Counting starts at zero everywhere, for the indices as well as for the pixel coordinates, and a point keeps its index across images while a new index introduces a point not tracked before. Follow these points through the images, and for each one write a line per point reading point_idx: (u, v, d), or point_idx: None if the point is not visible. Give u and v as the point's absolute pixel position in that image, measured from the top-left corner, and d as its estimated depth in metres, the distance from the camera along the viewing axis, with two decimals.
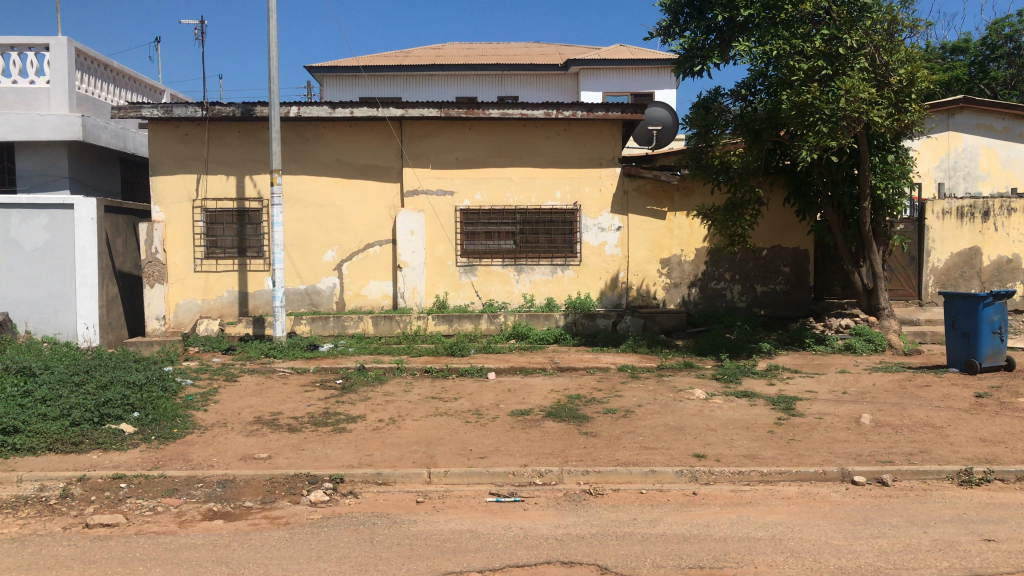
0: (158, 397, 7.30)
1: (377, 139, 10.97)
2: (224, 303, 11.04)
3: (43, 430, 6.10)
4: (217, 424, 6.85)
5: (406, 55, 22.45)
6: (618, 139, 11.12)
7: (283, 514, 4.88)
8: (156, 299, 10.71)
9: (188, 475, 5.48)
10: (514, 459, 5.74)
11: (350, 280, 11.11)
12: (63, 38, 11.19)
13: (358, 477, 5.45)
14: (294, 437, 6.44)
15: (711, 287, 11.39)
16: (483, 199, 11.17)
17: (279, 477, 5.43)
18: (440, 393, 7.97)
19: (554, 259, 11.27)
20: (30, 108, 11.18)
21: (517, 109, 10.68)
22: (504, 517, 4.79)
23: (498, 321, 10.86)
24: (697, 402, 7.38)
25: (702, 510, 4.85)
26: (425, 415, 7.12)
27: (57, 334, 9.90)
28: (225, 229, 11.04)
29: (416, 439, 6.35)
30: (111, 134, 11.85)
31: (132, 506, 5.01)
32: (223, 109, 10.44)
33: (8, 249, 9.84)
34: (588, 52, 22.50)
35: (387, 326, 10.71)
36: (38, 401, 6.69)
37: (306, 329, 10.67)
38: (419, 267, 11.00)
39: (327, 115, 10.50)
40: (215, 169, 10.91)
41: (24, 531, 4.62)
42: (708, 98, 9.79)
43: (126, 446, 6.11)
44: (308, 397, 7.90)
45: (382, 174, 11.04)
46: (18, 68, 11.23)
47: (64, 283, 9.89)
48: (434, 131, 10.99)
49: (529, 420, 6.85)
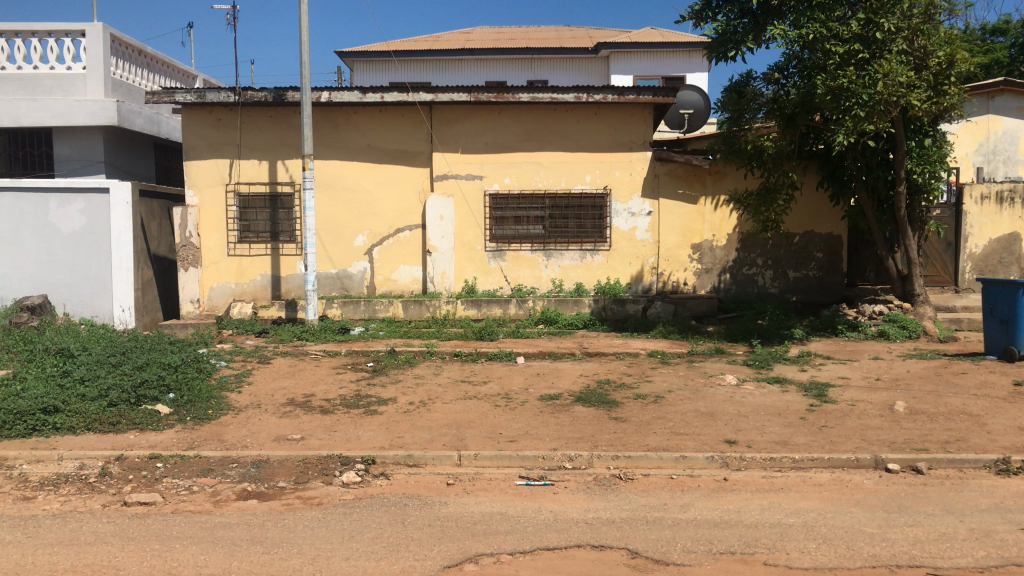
0: (193, 377, 7.42)
1: (407, 124, 10.98)
2: (258, 287, 11.14)
3: (83, 410, 6.25)
4: (251, 406, 6.94)
5: (436, 39, 22.43)
6: (650, 123, 11.05)
7: (316, 494, 4.95)
8: (190, 282, 10.92)
9: (223, 455, 5.57)
10: (544, 443, 5.74)
11: (380, 264, 11.16)
12: (99, 23, 11.29)
13: (389, 458, 5.51)
14: (326, 419, 6.52)
15: (743, 272, 11.27)
16: (512, 183, 11.16)
17: (312, 458, 5.50)
18: (469, 376, 8.02)
19: (584, 244, 11.23)
20: (67, 94, 11.32)
21: (547, 92, 10.59)
22: (534, 501, 4.82)
23: (526, 306, 10.83)
24: (728, 389, 7.32)
25: (733, 495, 4.84)
26: (455, 398, 7.16)
27: (94, 316, 10.09)
28: (257, 213, 11.12)
29: (446, 422, 6.39)
30: (145, 120, 11.99)
31: (169, 486, 5.11)
32: (255, 94, 10.47)
33: (46, 233, 9.99)
34: (619, 36, 22.26)
35: (416, 310, 10.73)
36: (77, 382, 6.87)
37: (338, 313, 10.75)
38: (448, 252, 11.04)
39: (357, 100, 10.51)
40: (248, 154, 11.00)
41: (65, 508, 4.72)
42: (740, 82, 9.66)
43: (162, 427, 6.22)
44: (340, 379, 7.98)
45: (411, 159, 11.06)
46: (55, 54, 11.36)
47: (101, 267, 10.07)
48: (463, 116, 10.98)
49: (558, 405, 6.85)
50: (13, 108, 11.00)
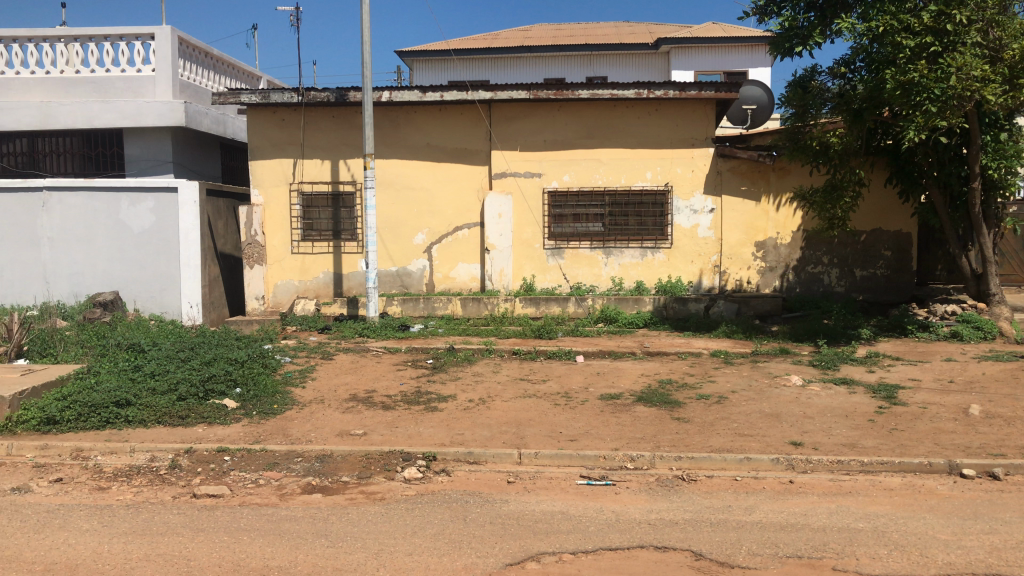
0: (258, 372, 7.57)
1: (467, 122, 11.02)
2: (321, 284, 11.31)
3: (153, 404, 6.43)
4: (314, 401, 7.05)
5: (495, 37, 22.49)
6: (712, 119, 10.90)
7: (379, 489, 5.00)
8: (255, 280, 11.15)
9: (288, 449, 5.66)
10: (605, 443, 5.71)
11: (439, 262, 11.23)
12: (167, 27, 11.56)
13: (450, 455, 5.54)
14: (388, 415, 6.58)
15: (808, 271, 11.04)
16: (572, 180, 11.12)
17: (375, 454, 5.55)
18: (529, 374, 8.02)
19: (644, 241, 11.15)
20: (138, 96, 11.64)
21: (607, 89, 10.52)
22: (595, 500, 4.79)
23: (586, 305, 10.75)
24: (793, 389, 7.18)
25: (800, 498, 4.75)
26: (515, 396, 7.16)
27: (163, 312, 10.37)
28: (320, 212, 11.28)
29: (506, 420, 6.39)
30: (212, 120, 12.27)
31: (236, 478, 5.21)
32: (318, 94, 10.64)
33: (117, 231, 10.36)
34: (680, 31, 22.01)
35: (475, 308, 10.78)
36: (148, 376, 7.06)
37: (398, 310, 10.82)
38: (507, 250, 11.05)
39: (417, 99, 10.58)
40: (310, 154, 11.16)
41: (138, 499, 4.86)
42: (805, 77, 9.48)
43: (229, 421, 6.35)
44: (401, 375, 8.05)
45: (471, 157, 11.10)
46: (126, 57, 11.69)
47: (170, 264, 10.34)
48: (523, 113, 10.98)
49: (619, 404, 6.80)
50: (87, 111, 11.37)
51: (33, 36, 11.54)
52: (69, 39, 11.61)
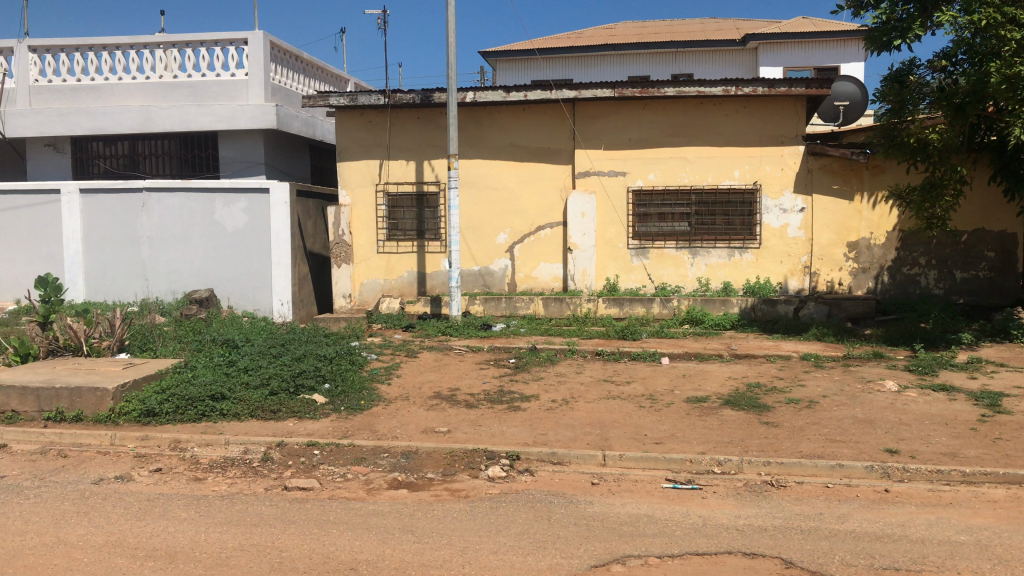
0: (346, 369, 7.72)
1: (551, 121, 11.02)
2: (405, 283, 11.48)
3: (247, 397, 6.64)
4: (400, 397, 7.15)
5: (579, 36, 22.42)
6: (802, 116, 10.64)
7: (463, 486, 5.04)
8: (343, 278, 11.36)
9: (375, 445, 5.76)
10: (691, 446, 5.62)
11: (521, 261, 11.26)
12: (260, 31, 11.90)
13: (534, 455, 5.54)
14: (472, 413, 6.63)
15: (903, 273, 10.65)
16: (657, 179, 10.99)
17: (459, 451, 5.60)
18: (613, 375, 7.97)
19: (731, 241, 10.94)
20: (232, 99, 12.01)
21: (694, 86, 10.34)
22: (681, 504, 4.72)
23: (671, 305, 10.59)
24: (888, 395, 6.93)
25: (896, 508, 4.58)
26: (598, 397, 7.12)
27: (256, 309, 10.70)
28: (405, 212, 11.45)
29: (590, 421, 6.35)
30: (302, 123, 12.59)
31: (325, 472, 5.33)
32: (404, 96, 10.81)
33: (213, 231, 10.75)
34: (768, 26, 21.53)
35: (557, 308, 10.74)
36: (241, 370, 7.30)
37: (480, 309, 10.92)
38: (590, 249, 11.00)
39: (501, 99, 10.63)
40: (396, 155, 11.34)
41: (232, 489, 5.02)
42: (902, 71, 9.16)
43: (318, 415, 6.50)
44: (484, 374, 8.10)
45: (555, 156, 11.09)
46: (221, 62, 12.08)
47: (262, 262, 10.65)
48: (607, 112, 10.91)
49: (705, 408, 6.68)
50: (184, 114, 11.82)
51: (135, 43, 12.02)
52: (168, 46, 12.04)
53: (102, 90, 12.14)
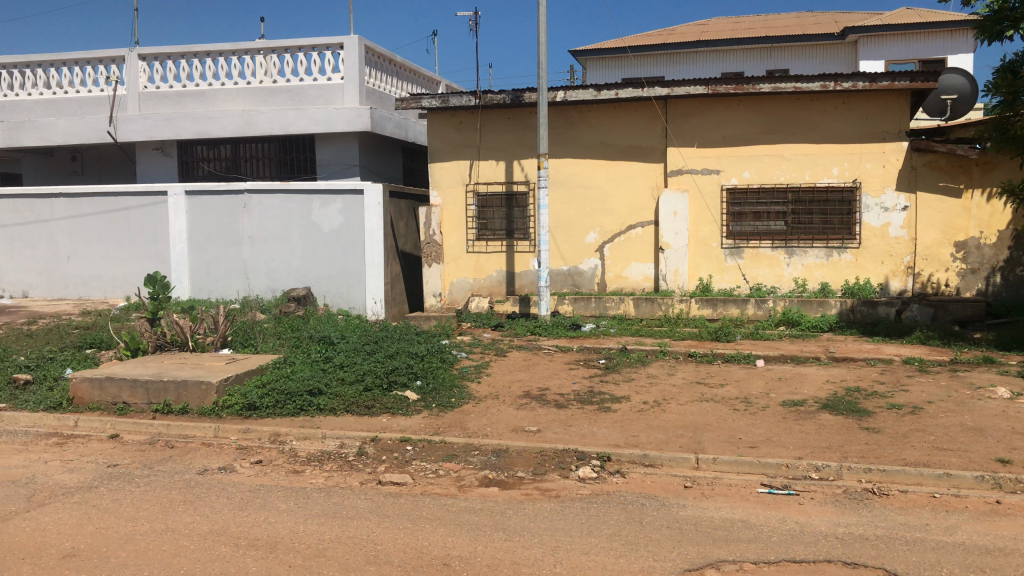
0: (437, 366, 7.82)
1: (642, 119, 10.91)
2: (494, 283, 11.55)
3: (342, 393, 6.81)
4: (490, 396, 7.20)
5: (671, 33, 22.13)
6: (906, 110, 10.25)
7: (554, 486, 5.03)
8: (433, 278, 11.54)
9: (466, 442, 5.81)
10: (788, 451, 5.48)
11: (611, 261, 11.18)
12: (355, 36, 12.16)
13: (625, 457, 5.50)
14: (562, 413, 6.61)
15: (1017, 273, 10.23)
16: (751, 177, 10.74)
17: (550, 451, 5.60)
18: (705, 378, 7.83)
19: (829, 241, 10.62)
20: (328, 102, 12.32)
21: (790, 82, 10.08)
22: (778, 510, 4.60)
23: (766, 306, 10.36)
24: (999, 403, 6.60)
25: (1009, 521, 4.35)
26: (691, 399, 7.01)
27: (350, 307, 10.95)
28: (495, 212, 11.51)
29: (682, 423, 6.26)
30: (395, 124, 12.82)
31: (418, 468, 5.42)
32: (494, 96, 10.88)
33: (310, 231, 11.05)
34: (869, 18, 20.79)
35: (648, 308, 10.63)
36: (337, 366, 7.48)
37: (570, 309, 10.90)
38: (682, 249, 10.83)
39: (592, 98, 10.60)
40: (487, 155, 11.41)
41: (329, 482, 5.15)
42: (1015, 61, 8.72)
43: (410, 412, 6.61)
44: (574, 374, 8.09)
45: (646, 154, 10.97)
46: (317, 67, 12.40)
47: (356, 262, 10.88)
48: (700, 109, 10.74)
49: (802, 412, 6.50)
50: (283, 118, 12.18)
51: (237, 49, 12.48)
52: (267, 52, 12.44)
53: (206, 96, 12.67)
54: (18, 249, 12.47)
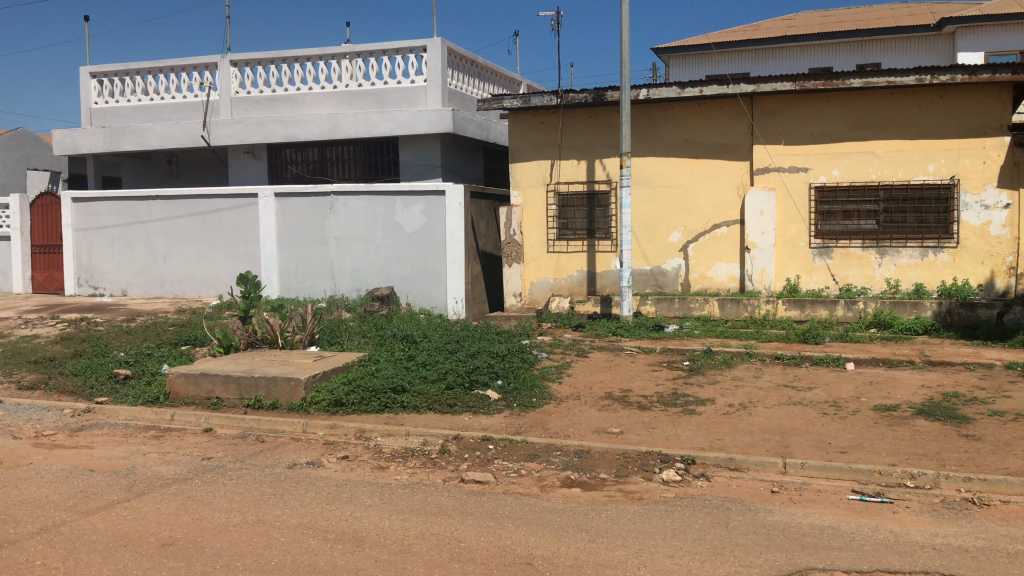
0: (518, 366, 7.84)
1: (727, 117, 10.72)
2: (575, 282, 11.51)
3: (425, 391, 6.90)
4: (572, 397, 7.17)
5: (756, 28, 21.68)
6: (1008, 103, 9.81)
7: (637, 488, 4.99)
8: (513, 277, 11.63)
9: (548, 442, 5.81)
10: (880, 458, 5.30)
11: (695, 261, 11.02)
12: (438, 38, 12.31)
13: (710, 460, 5.41)
14: (645, 415, 6.55)
15: None
16: (841, 175, 10.43)
17: (632, 453, 5.55)
18: (793, 381, 7.64)
19: (924, 241, 10.24)
20: (411, 105, 12.50)
21: (883, 76, 9.76)
22: (870, 518, 4.45)
23: (856, 308, 10.04)
24: None
25: None
26: (777, 403, 6.85)
27: (432, 306, 11.08)
28: (575, 212, 11.46)
29: (769, 427, 6.12)
30: (477, 125, 12.91)
31: (500, 467, 5.44)
32: (576, 95, 10.86)
33: (393, 231, 11.23)
34: (967, 8, 19.94)
35: (733, 309, 10.43)
36: (420, 365, 7.58)
37: (652, 309, 10.79)
38: (768, 248, 10.60)
39: (675, 95, 10.49)
40: (568, 154, 11.39)
41: (413, 479, 5.21)
42: None
43: (492, 411, 6.65)
44: (657, 376, 8.00)
45: (731, 152, 10.77)
46: (401, 69, 12.60)
47: (438, 261, 11.01)
48: (788, 105, 10.49)
49: (896, 417, 6.28)
50: (368, 120, 12.41)
51: (324, 54, 12.79)
52: (353, 56, 12.69)
53: (295, 100, 13.03)
54: (119, 249, 13.05)
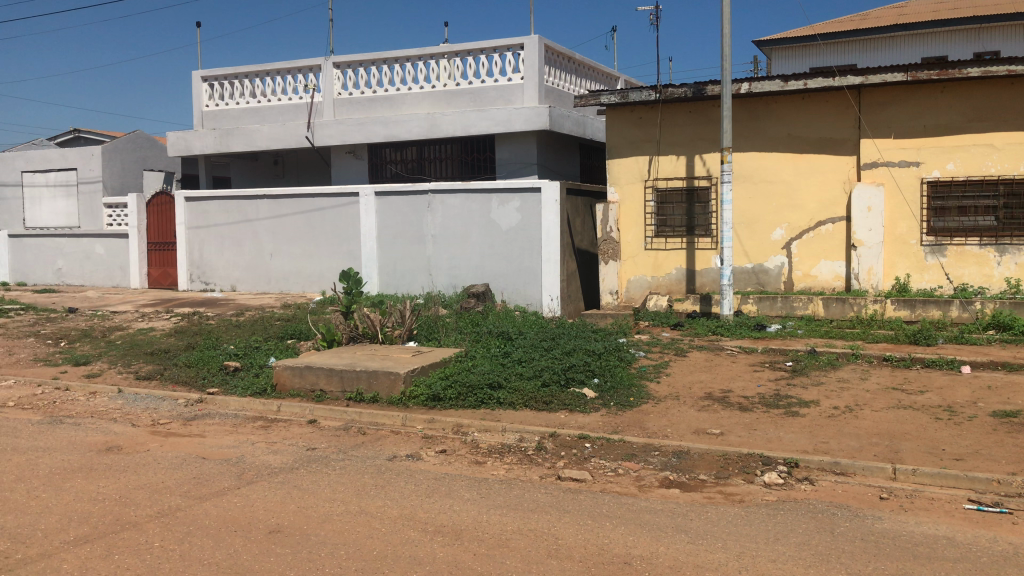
0: (615, 364, 7.78)
1: (833, 110, 10.37)
2: (673, 280, 11.35)
3: (521, 388, 6.93)
4: (670, 396, 7.08)
5: (865, 18, 20.91)
6: None
7: (738, 491, 4.88)
8: (610, 275, 11.50)
9: (646, 442, 5.76)
10: (999, 466, 5.04)
11: (799, 259, 10.71)
12: (535, 36, 12.33)
13: (814, 464, 5.25)
14: (746, 416, 6.40)
15: None
16: (956, 169, 9.96)
17: (733, 454, 5.44)
18: (903, 384, 7.33)
19: None
20: (508, 102, 12.57)
21: (1003, 65, 9.26)
22: (988, 529, 4.23)
23: (973, 308, 9.55)
24: None
25: None
26: (886, 406, 6.59)
27: (528, 304, 11.09)
28: (674, 208, 11.34)
29: (877, 431, 5.90)
30: (573, 122, 12.88)
31: (597, 465, 5.42)
32: (675, 90, 10.71)
33: (489, 229, 11.31)
34: None
35: (839, 309, 10.10)
36: (516, 362, 7.63)
37: (753, 309, 10.53)
38: (876, 246, 10.20)
39: (778, 89, 10.19)
40: (667, 150, 11.24)
41: (510, 475, 5.25)
42: None
43: (588, 409, 6.63)
44: (759, 376, 7.81)
45: (837, 147, 10.42)
46: (499, 68, 12.68)
47: (533, 259, 11.01)
48: (898, 97, 10.07)
49: (1016, 424, 5.95)
50: (465, 119, 12.53)
51: (423, 54, 13.00)
52: (451, 55, 12.85)
53: (394, 100, 13.29)
54: (229, 246, 13.60)
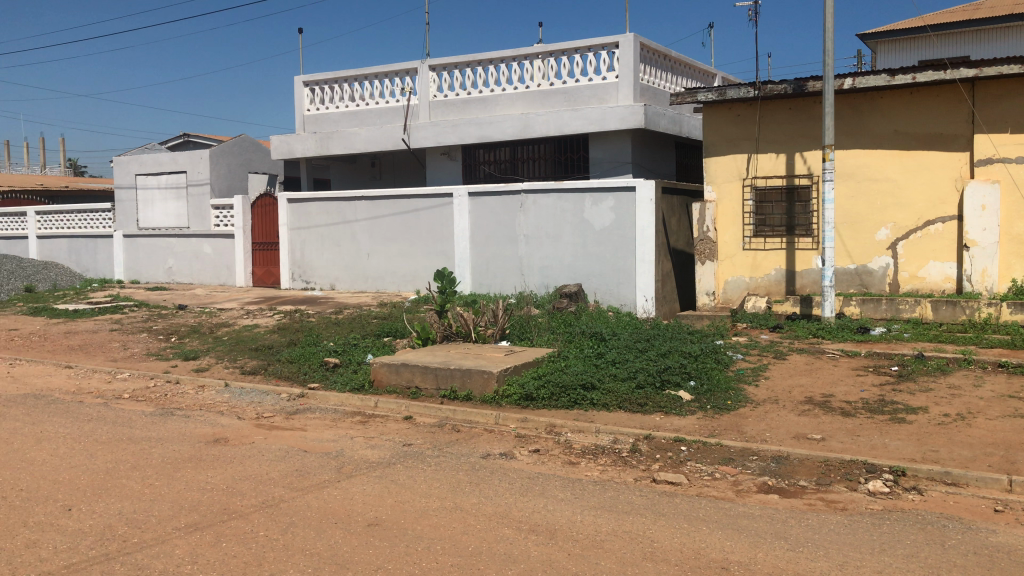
0: (712, 367, 7.65)
1: (944, 104, 9.93)
2: (772, 281, 11.06)
3: (614, 389, 6.89)
4: (769, 400, 6.91)
5: (979, 7, 19.93)
6: None
7: (840, 498, 4.73)
8: (707, 275, 11.36)
9: (743, 446, 5.64)
10: None
11: (905, 260, 10.29)
12: (630, 34, 12.22)
13: (923, 473, 5.04)
14: (849, 422, 6.20)
15: None
16: None
17: (835, 461, 5.28)
18: (1020, 391, 6.95)
19: None
20: (603, 101, 12.51)
21: None
22: None
23: None
24: None
25: None
26: (1002, 415, 6.26)
27: (621, 304, 11.01)
28: (773, 207, 11.05)
29: (992, 440, 5.61)
30: (669, 121, 12.72)
31: (693, 469, 5.34)
32: (775, 86, 10.46)
33: (583, 229, 11.28)
34: None
35: (949, 312, 9.67)
36: (610, 363, 7.59)
37: (857, 311, 10.19)
38: (991, 247, 9.74)
39: (884, 84, 9.83)
40: (766, 148, 10.97)
41: (604, 476, 5.22)
42: None
43: (684, 411, 6.53)
44: (863, 381, 7.55)
45: (948, 142, 9.96)
46: (593, 67, 12.63)
47: (627, 259, 10.92)
48: (1016, 90, 9.55)
49: None
50: (560, 119, 12.54)
51: (518, 55, 13.06)
52: (545, 55, 12.88)
53: (489, 101, 13.40)
54: (328, 245, 13.99)
